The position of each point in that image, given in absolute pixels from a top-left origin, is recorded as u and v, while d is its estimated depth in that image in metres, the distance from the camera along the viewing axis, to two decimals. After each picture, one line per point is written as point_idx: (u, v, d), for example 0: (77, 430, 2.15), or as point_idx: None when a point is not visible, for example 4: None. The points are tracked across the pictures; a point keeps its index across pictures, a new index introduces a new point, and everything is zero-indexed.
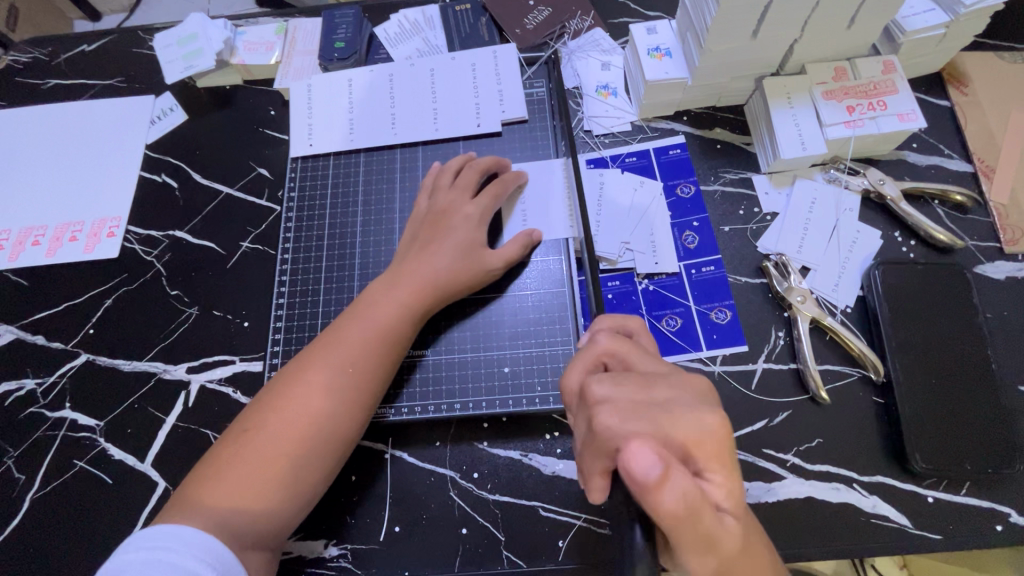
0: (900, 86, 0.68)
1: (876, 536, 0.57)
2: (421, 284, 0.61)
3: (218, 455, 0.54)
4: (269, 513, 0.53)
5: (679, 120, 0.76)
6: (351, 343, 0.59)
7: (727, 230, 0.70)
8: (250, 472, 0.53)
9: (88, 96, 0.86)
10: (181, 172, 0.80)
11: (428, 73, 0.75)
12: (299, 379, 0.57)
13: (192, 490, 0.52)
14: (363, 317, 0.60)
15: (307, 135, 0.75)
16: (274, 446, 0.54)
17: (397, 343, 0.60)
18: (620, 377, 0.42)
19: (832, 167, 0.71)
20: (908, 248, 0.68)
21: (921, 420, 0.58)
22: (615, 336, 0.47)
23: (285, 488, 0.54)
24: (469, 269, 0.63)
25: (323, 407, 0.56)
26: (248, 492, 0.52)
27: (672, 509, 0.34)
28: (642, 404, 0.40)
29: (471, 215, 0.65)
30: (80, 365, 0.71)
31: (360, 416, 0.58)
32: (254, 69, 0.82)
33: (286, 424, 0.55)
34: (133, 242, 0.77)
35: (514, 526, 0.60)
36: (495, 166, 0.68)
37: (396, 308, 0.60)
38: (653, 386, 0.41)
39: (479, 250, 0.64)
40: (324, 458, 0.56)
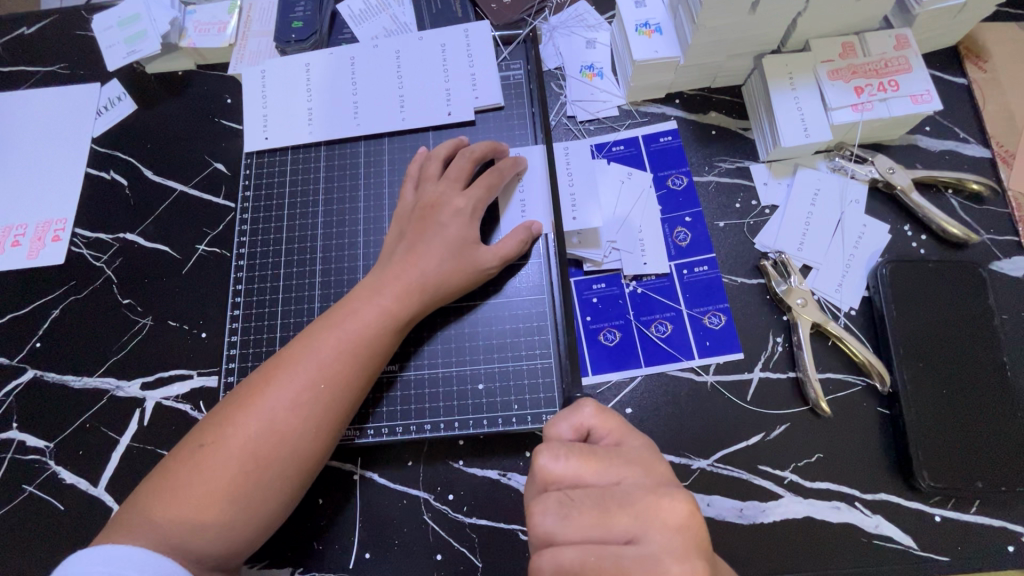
0: (914, 63, 0.61)
1: (878, 558, 0.53)
2: (409, 289, 0.56)
3: (172, 470, 0.49)
4: (227, 536, 0.48)
5: (671, 104, 0.69)
6: (327, 353, 0.53)
7: (722, 225, 0.64)
8: (207, 490, 0.48)
9: (29, 85, 0.79)
10: (131, 169, 0.74)
11: (394, 55, 0.68)
12: (267, 389, 0.52)
13: (144, 505, 0.48)
14: (339, 325, 0.54)
15: (263, 127, 0.68)
16: (233, 464, 0.49)
17: (377, 354, 0.55)
18: (570, 507, 0.37)
19: (838, 154, 0.65)
20: (918, 244, 0.62)
21: (930, 435, 0.54)
22: (564, 452, 0.39)
23: (245, 511, 0.49)
24: (461, 271, 0.57)
25: (290, 426, 0.51)
26: (203, 513, 0.48)
27: None
28: (597, 554, 0.35)
29: (462, 209, 0.59)
30: (26, 382, 0.66)
31: (331, 435, 0.53)
32: (206, 53, 0.75)
33: (249, 441, 0.50)
34: (80, 247, 0.71)
35: (492, 551, 0.56)
36: (491, 153, 0.61)
37: (379, 316, 0.55)
38: (609, 519, 0.37)
39: (471, 248, 0.58)
40: (290, 480, 0.51)
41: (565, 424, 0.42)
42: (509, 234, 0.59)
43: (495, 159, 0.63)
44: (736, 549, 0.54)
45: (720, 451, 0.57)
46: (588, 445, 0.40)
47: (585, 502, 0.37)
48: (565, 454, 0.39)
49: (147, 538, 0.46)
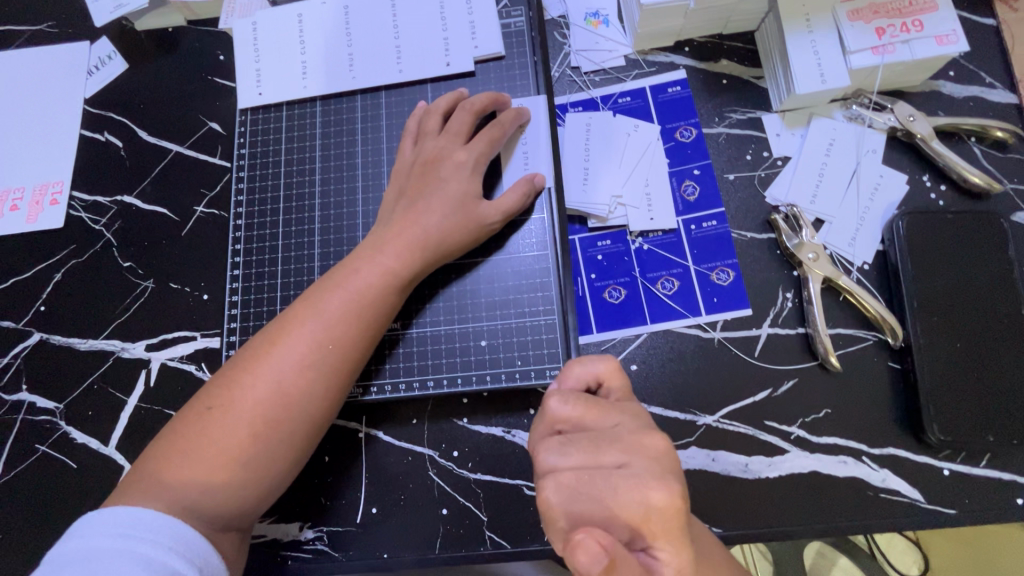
0: (940, 1, 0.58)
1: (884, 512, 0.53)
2: (410, 246, 0.55)
3: (180, 432, 0.49)
4: (239, 495, 0.49)
5: (680, 52, 0.66)
6: (331, 313, 0.52)
7: (732, 178, 0.62)
8: (218, 450, 0.48)
9: (18, 45, 0.77)
10: (125, 129, 0.72)
11: (389, 3, 0.65)
12: (272, 350, 0.51)
13: (154, 466, 0.48)
14: (341, 285, 0.54)
15: (256, 82, 0.66)
16: (241, 424, 0.49)
17: (381, 313, 0.54)
18: (568, 445, 0.39)
19: (855, 102, 0.62)
20: (937, 195, 0.60)
21: (941, 388, 0.53)
22: (569, 397, 0.41)
23: (256, 470, 0.49)
24: (464, 227, 0.56)
25: (296, 386, 0.50)
26: (215, 473, 0.48)
27: None
28: (592, 477, 0.37)
29: (464, 163, 0.57)
30: (33, 345, 0.66)
31: (338, 394, 0.53)
32: (195, 7, 0.72)
33: (256, 402, 0.50)
34: (78, 210, 0.70)
35: (497, 505, 0.56)
36: (492, 105, 0.59)
37: (381, 275, 0.54)
38: (605, 451, 0.38)
39: (474, 202, 0.56)
40: (299, 439, 0.51)
41: (577, 371, 0.44)
42: (513, 187, 0.57)
43: (497, 111, 0.60)
44: (738, 501, 0.54)
45: (726, 407, 0.56)
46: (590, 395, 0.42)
47: (582, 439, 0.39)
48: (570, 397, 0.41)
49: (160, 498, 0.46)
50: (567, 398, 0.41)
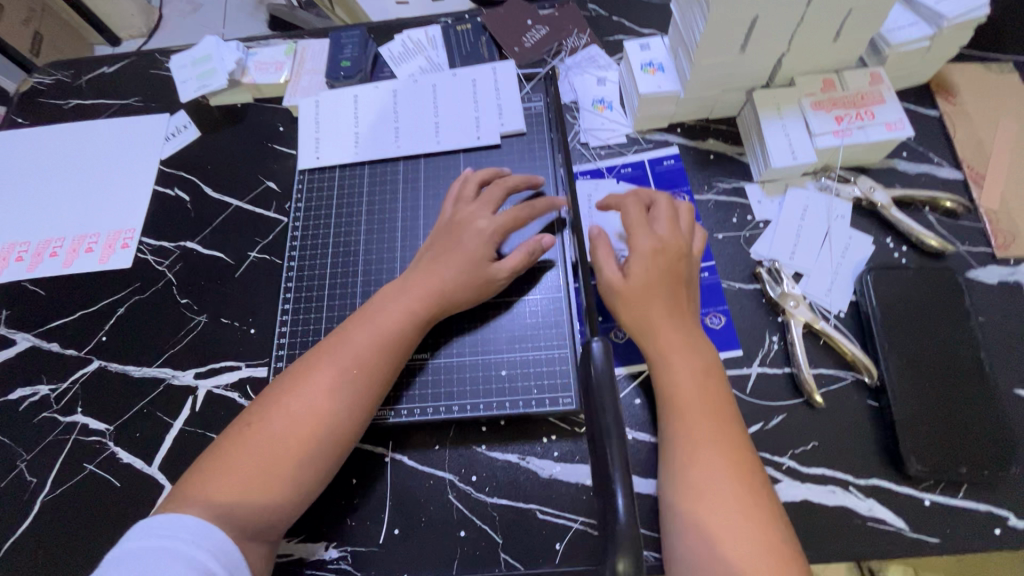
0: (887, 96, 0.70)
1: (873, 540, 0.57)
2: (430, 293, 0.63)
3: (224, 448, 0.55)
4: (266, 508, 0.53)
5: (673, 132, 0.78)
6: (359, 343, 0.60)
7: (721, 237, 0.71)
8: (251, 464, 0.53)
9: (107, 115, 0.90)
10: (193, 186, 0.84)
11: (431, 89, 0.78)
12: (307, 375, 0.58)
13: (197, 480, 0.53)
14: (371, 321, 0.62)
15: (315, 149, 0.78)
16: (277, 441, 0.55)
17: (402, 346, 0.61)
18: (673, 205, 0.67)
19: (824, 176, 0.72)
20: (900, 254, 0.69)
21: (915, 423, 0.59)
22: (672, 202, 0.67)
23: (286, 484, 0.54)
24: (474, 280, 0.64)
25: (326, 407, 0.57)
26: (244, 488, 0.52)
27: (636, 251, 0.63)
28: (671, 212, 0.66)
29: (486, 227, 0.66)
30: (91, 371, 0.73)
31: (362, 418, 0.59)
32: (264, 88, 0.86)
33: (290, 419, 0.56)
34: (146, 253, 0.80)
35: (512, 528, 0.60)
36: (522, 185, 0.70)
37: (405, 314, 0.62)
38: (683, 221, 0.66)
39: (485, 261, 0.65)
40: (325, 457, 0.56)
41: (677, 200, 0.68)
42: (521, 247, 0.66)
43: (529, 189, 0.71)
44: None
45: None
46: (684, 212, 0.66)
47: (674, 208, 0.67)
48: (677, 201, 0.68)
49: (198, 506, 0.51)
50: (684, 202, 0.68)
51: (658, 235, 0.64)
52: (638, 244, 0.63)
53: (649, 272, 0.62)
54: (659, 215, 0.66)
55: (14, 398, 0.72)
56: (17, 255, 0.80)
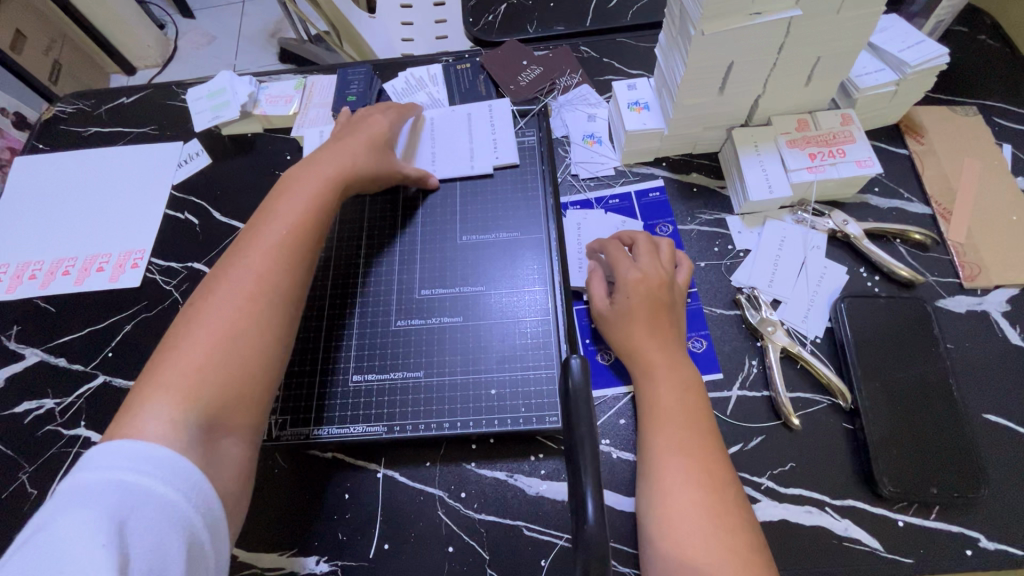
0: (857, 136, 0.74)
1: (849, 560, 0.58)
2: (343, 166, 0.69)
3: (171, 340, 0.54)
4: (237, 366, 0.53)
5: (659, 166, 0.83)
6: (285, 210, 0.64)
7: (703, 265, 0.75)
8: (207, 334, 0.54)
9: (124, 142, 0.95)
10: (202, 210, 0.88)
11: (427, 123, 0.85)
12: (237, 254, 0.60)
13: (152, 379, 0.51)
14: (289, 193, 0.66)
15: None
16: (227, 311, 0.55)
17: (327, 206, 0.66)
18: (657, 243, 0.71)
19: (800, 209, 0.76)
20: (872, 283, 0.72)
21: (887, 445, 0.61)
22: (654, 241, 0.71)
23: (250, 349, 0.55)
24: (382, 164, 0.74)
25: (266, 268, 0.59)
26: (204, 355, 0.52)
27: (622, 279, 0.67)
28: (654, 248, 0.70)
29: (379, 122, 0.77)
30: (96, 386, 0.76)
31: (303, 269, 0.61)
32: (274, 119, 0.91)
33: (234, 286, 0.57)
34: (154, 273, 0.83)
35: (499, 544, 0.62)
36: (402, 107, 0.82)
37: (319, 181, 0.67)
38: (667, 255, 0.70)
39: (387, 151, 0.75)
40: (282, 310, 0.58)
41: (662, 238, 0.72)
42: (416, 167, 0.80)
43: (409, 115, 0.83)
44: None
45: None
46: (667, 248, 0.70)
47: (658, 244, 0.71)
48: (661, 239, 0.72)
49: (167, 398, 0.50)
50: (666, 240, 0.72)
51: (640, 266, 0.67)
52: (625, 272, 0.67)
53: (637, 297, 0.65)
54: (642, 248, 0.70)
55: (20, 411, 0.75)
56: (31, 273, 0.84)
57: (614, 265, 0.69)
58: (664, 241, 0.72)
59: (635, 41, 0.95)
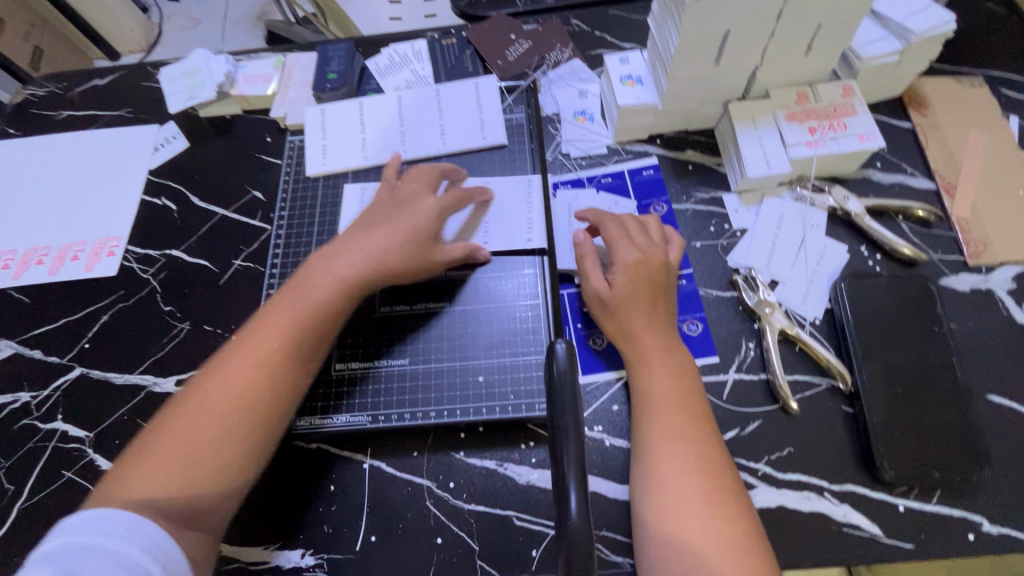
0: (859, 108, 0.71)
1: (848, 546, 0.57)
2: (364, 265, 0.63)
3: (148, 435, 0.52)
4: (194, 492, 0.50)
5: (653, 143, 0.80)
6: (288, 318, 0.58)
7: (699, 245, 0.72)
8: (173, 449, 0.51)
9: (98, 126, 0.92)
10: (181, 196, 0.85)
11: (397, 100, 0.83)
12: (233, 354, 0.56)
13: (124, 473, 0.50)
14: (300, 293, 0.60)
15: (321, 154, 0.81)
16: (202, 426, 0.52)
17: (332, 317, 0.60)
18: (645, 223, 0.69)
19: (799, 185, 0.73)
20: (873, 262, 0.70)
21: (889, 428, 0.59)
22: (643, 220, 0.69)
23: (213, 470, 0.51)
24: (416, 259, 0.65)
25: (251, 385, 0.54)
26: (169, 470, 0.50)
27: (625, 265, 0.64)
28: (644, 229, 0.68)
29: (427, 208, 0.68)
30: (73, 378, 0.73)
31: (288, 391, 0.56)
32: (252, 99, 0.87)
33: (215, 404, 0.53)
34: (131, 261, 0.80)
35: (488, 535, 0.60)
36: (454, 173, 0.73)
37: (335, 284, 0.61)
38: (657, 233, 0.68)
39: (429, 243, 0.66)
40: (256, 437, 0.53)
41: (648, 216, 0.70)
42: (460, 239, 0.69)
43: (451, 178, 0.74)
44: None
45: None
46: (656, 227, 0.69)
47: (647, 223, 0.69)
48: (648, 217, 0.70)
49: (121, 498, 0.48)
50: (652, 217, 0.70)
51: (639, 247, 0.65)
52: (625, 257, 0.64)
53: (637, 283, 0.63)
54: (632, 227, 0.67)
55: None
56: (3, 262, 0.81)
57: (611, 245, 0.66)
58: (650, 218, 0.70)
59: (628, 13, 0.92)
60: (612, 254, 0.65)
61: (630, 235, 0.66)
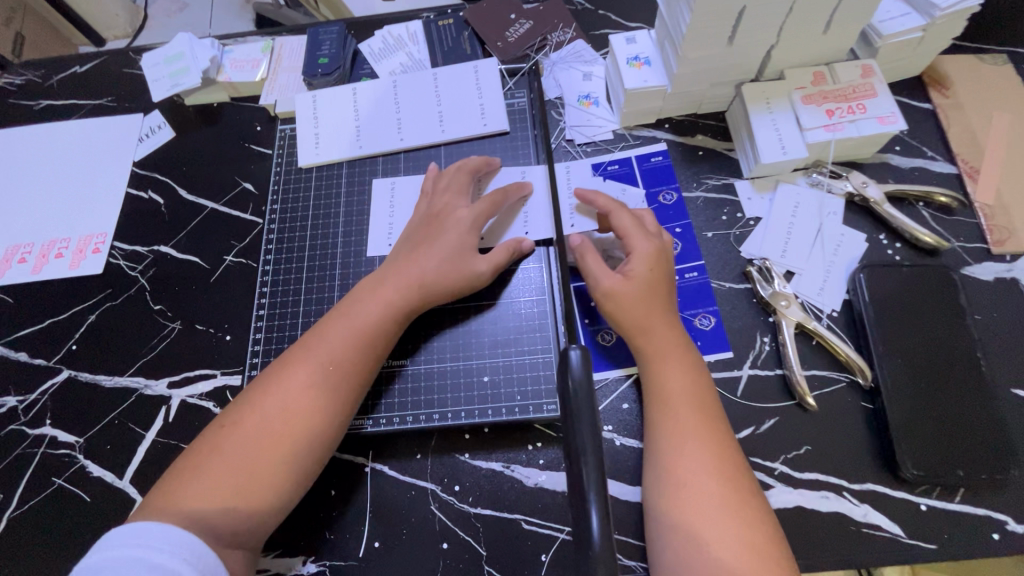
0: (879, 88, 0.68)
1: (869, 548, 0.55)
2: (409, 284, 0.62)
3: (196, 452, 0.52)
4: (250, 511, 0.51)
5: (662, 128, 0.76)
6: (336, 340, 0.58)
7: (710, 235, 0.69)
8: (227, 471, 0.51)
9: (79, 116, 0.87)
10: (168, 188, 0.81)
11: (392, 85, 0.79)
12: (282, 374, 0.56)
13: (172, 488, 0.50)
14: (346, 316, 0.60)
15: (313, 142, 0.78)
16: (253, 445, 0.52)
17: (379, 340, 0.60)
18: (644, 216, 0.66)
19: (815, 171, 0.70)
20: (893, 251, 0.67)
21: (911, 426, 0.57)
22: (644, 215, 0.66)
23: (264, 490, 0.51)
24: (458, 272, 0.63)
25: (302, 407, 0.54)
26: (220, 486, 0.50)
27: (643, 258, 0.61)
28: (647, 222, 0.65)
29: (464, 218, 0.66)
30: (61, 382, 0.70)
31: (339, 412, 0.56)
32: (240, 86, 0.83)
33: (266, 424, 0.53)
34: (118, 258, 0.77)
35: (496, 539, 0.58)
36: (484, 166, 0.71)
37: (382, 306, 0.60)
38: (656, 227, 0.65)
39: (469, 252, 0.64)
40: (307, 458, 0.54)
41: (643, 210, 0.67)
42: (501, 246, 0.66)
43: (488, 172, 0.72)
44: None
45: None
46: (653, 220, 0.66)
47: (646, 217, 0.66)
48: (644, 211, 0.67)
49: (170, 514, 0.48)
50: (647, 211, 0.67)
51: (654, 239, 0.63)
52: (641, 249, 0.62)
53: (655, 277, 0.61)
54: (637, 219, 0.65)
55: None
56: None
57: (625, 238, 0.63)
58: (643, 211, 0.67)
59: None
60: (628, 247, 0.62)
61: (638, 227, 0.64)
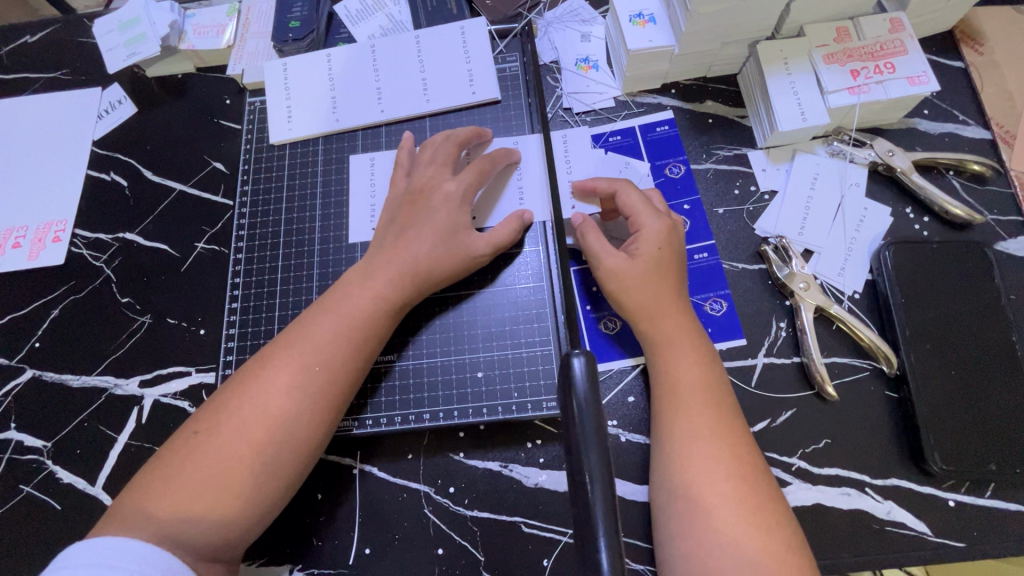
0: (909, 45, 0.61)
1: (891, 546, 0.51)
2: (399, 272, 0.56)
3: (167, 459, 0.48)
4: (228, 523, 0.46)
5: (668, 94, 0.69)
6: (320, 337, 0.53)
7: (721, 211, 0.64)
8: (202, 479, 0.46)
9: (31, 91, 0.80)
10: (132, 170, 0.74)
11: (370, 51, 0.71)
12: (260, 374, 0.51)
13: (140, 498, 0.46)
14: (331, 310, 0.55)
15: (287, 116, 0.71)
16: (229, 452, 0.48)
17: (368, 336, 0.55)
18: (654, 195, 0.61)
19: (835, 139, 0.64)
20: (920, 226, 0.61)
21: (940, 417, 0.53)
22: (653, 193, 0.61)
23: (240, 501, 0.47)
24: (452, 256, 0.58)
25: (281, 411, 0.50)
26: (193, 496, 0.46)
27: (654, 238, 0.56)
28: (656, 201, 0.60)
29: (452, 193, 0.60)
30: (25, 382, 0.65)
31: (324, 415, 0.52)
32: (204, 54, 0.76)
33: (243, 429, 0.48)
34: (81, 247, 0.71)
35: (494, 543, 0.55)
36: (474, 136, 0.64)
37: (369, 296, 0.55)
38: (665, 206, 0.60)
39: (462, 232, 0.59)
40: (288, 467, 0.49)
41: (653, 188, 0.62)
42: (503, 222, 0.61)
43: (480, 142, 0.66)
44: None
45: None
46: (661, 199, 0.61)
47: (655, 195, 0.61)
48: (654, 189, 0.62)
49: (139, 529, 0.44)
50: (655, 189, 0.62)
51: (665, 219, 0.57)
52: (652, 229, 0.56)
53: (666, 260, 0.56)
54: (647, 197, 0.59)
55: None
56: None
57: (633, 216, 0.58)
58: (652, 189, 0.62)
59: None
60: (637, 226, 0.57)
61: (649, 203, 0.58)
